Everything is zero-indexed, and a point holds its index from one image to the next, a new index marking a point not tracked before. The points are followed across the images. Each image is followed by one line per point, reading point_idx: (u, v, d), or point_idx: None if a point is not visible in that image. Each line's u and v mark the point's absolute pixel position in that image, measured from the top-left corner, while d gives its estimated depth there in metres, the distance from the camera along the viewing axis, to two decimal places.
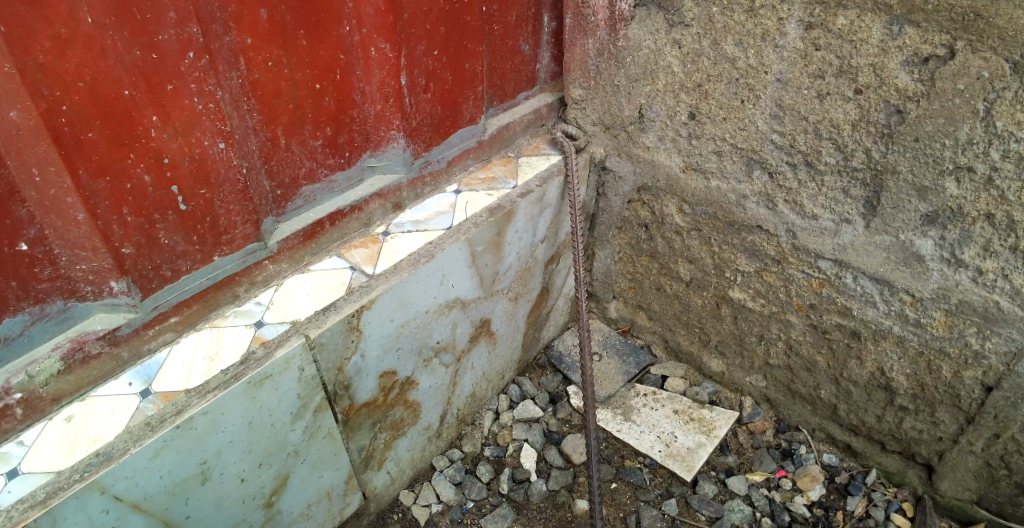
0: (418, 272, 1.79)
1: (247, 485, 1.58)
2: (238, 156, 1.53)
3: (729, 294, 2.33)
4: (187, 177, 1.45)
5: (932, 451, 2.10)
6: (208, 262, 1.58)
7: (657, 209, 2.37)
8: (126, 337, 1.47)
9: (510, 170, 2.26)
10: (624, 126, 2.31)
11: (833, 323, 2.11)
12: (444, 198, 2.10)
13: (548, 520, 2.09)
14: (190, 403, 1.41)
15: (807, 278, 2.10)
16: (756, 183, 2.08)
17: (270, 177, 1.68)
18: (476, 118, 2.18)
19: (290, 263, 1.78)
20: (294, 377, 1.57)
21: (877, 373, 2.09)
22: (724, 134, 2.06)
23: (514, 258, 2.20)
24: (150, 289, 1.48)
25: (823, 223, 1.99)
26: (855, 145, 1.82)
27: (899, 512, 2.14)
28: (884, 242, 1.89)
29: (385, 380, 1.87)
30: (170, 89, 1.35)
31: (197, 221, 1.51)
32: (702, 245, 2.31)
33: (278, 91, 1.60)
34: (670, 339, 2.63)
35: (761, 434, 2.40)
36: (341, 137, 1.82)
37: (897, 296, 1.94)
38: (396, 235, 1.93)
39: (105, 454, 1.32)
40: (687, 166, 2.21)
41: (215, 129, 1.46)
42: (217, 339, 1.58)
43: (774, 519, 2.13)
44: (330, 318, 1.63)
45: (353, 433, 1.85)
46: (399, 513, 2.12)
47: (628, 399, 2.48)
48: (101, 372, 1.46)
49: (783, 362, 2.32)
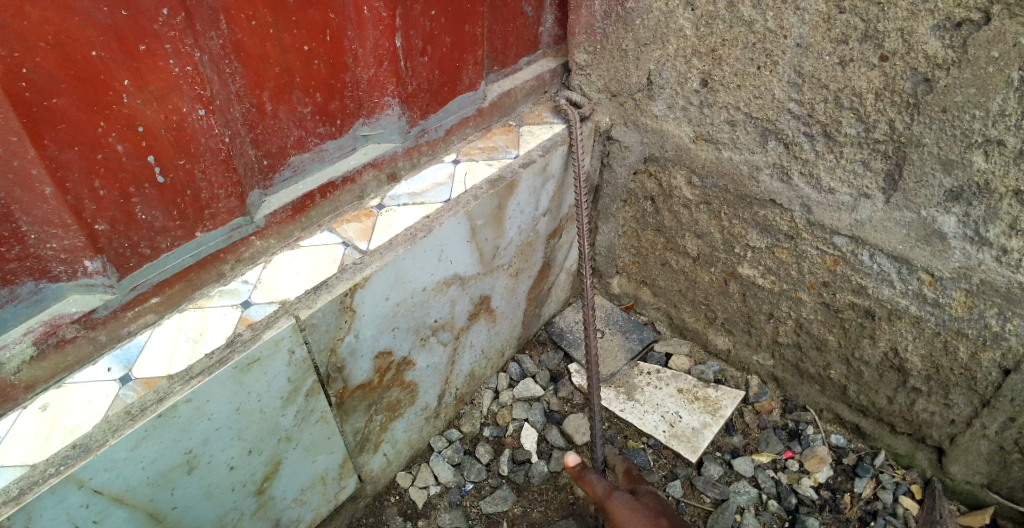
0: (414, 249, 1.69)
1: (237, 472, 1.50)
2: (220, 123, 1.41)
3: (738, 270, 2.24)
4: (164, 146, 1.33)
5: (944, 434, 2.05)
6: (190, 239, 1.46)
7: (665, 181, 2.26)
8: (104, 320, 1.37)
9: (511, 139, 2.14)
10: (631, 94, 2.18)
11: (846, 302, 2.03)
12: (442, 168, 1.99)
13: (549, 502, 2.04)
14: (172, 391, 1.32)
15: (822, 255, 2.01)
16: (771, 154, 1.97)
17: (255, 147, 1.56)
18: (475, 84, 2.05)
19: (278, 238, 1.67)
20: (283, 360, 1.48)
21: (890, 353, 2.03)
22: (739, 102, 1.95)
23: (515, 232, 2.09)
24: (128, 268, 1.37)
25: (841, 197, 1.89)
26: (878, 115, 1.71)
27: (907, 495, 2.10)
28: (905, 218, 1.80)
29: (380, 361, 1.78)
30: (144, 49, 1.22)
31: (177, 194, 1.39)
32: (711, 219, 2.21)
33: (266, 53, 1.47)
34: (675, 316, 2.55)
35: (768, 414, 2.33)
36: (332, 104, 1.69)
37: (915, 275, 1.85)
38: (391, 208, 1.82)
39: (82, 445, 1.23)
40: (697, 136, 2.10)
41: (194, 94, 1.33)
42: (201, 320, 1.48)
43: (780, 501, 2.08)
44: (321, 297, 1.53)
45: (347, 417, 1.77)
46: (396, 495, 2.06)
47: (631, 378, 2.41)
48: (77, 357, 1.36)
49: (793, 341, 2.25)
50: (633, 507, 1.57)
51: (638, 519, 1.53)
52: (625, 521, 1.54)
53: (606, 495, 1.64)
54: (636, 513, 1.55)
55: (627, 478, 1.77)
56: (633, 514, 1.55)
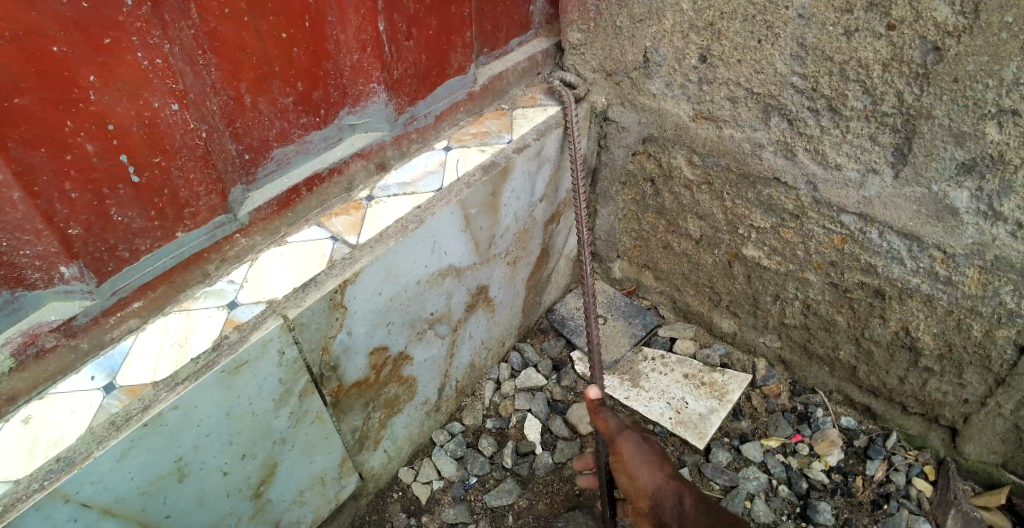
0: (406, 241, 1.63)
1: (231, 477, 1.46)
2: (196, 118, 1.35)
3: (742, 251, 2.18)
4: (137, 144, 1.26)
5: (957, 413, 2.00)
6: (171, 240, 1.41)
7: (664, 161, 2.18)
8: (85, 327, 1.32)
9: (504, 123, 2.07)
10: (627, 72, 2.10)
11: (855, 282, 1.97)
12: (433, 156, 1.92)
13: (554, 494, 2.00)
14: (157, 398, 1.27)
15: (828, 234, 1.95)
16: (774, 131, 1.90)
17: (235, 140, 1.49)
18: (465, 67, 1.98)
19: (264, 235, 1.61)
20: (273, 361, 1.43)
21: (902, 333, 1.97)
22: (739, 78, 1.87)
23: (511, 219, 2.03)
24: (107, 273, 1.32)
25: (848, 173, 1.82)
26: (886, 87, 1.64)
27: (921, 477, 2.06)
28: (915, 194, 1.73)
29: (376, 357, 1.73)
30: (109, 43, 1.16)
31: (154, 193, 1.34)
32: (714, 200, 2.14)
33: (241, 42, 1.40)
34: (678, 299, 2.50)
35: (776, 397, 2.29)
36: (316, 93, 1.62)
37: (926, 253, 1.79)
38: (381, 199, 1.76)
39: (66, 459, 1.19)
40: (697, 115, 2.02)
41: (165, 89, 1.27)
42: (187, 323, 1.43)
43: (791, 487, 2.04)
44: (310, 295, 1.47)
45: (344, 415, 1.73)
46: (399, 491, 2.03)
47: (635, 364, 2.35)
48: (59, 367, 1.31)
49: (800, 322, 2.19)
50: (642, 450, 1.42)
51: (647, 465, 1.38)
52: (634, 464, 1.40)
53: (617, 432, 1.50)
54: (647, 457, 1.40)
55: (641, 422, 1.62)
56: (643, 457, 1.40)
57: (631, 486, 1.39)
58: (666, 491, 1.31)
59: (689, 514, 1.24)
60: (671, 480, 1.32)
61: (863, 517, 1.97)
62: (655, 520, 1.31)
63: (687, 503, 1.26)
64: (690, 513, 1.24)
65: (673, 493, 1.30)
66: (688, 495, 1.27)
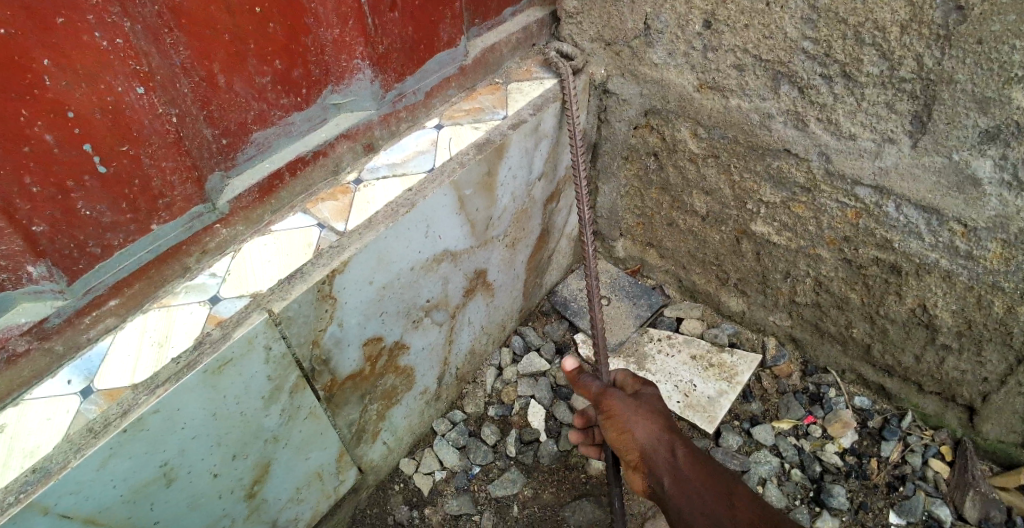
0: (398, 226, 1.54)
1: (222, 479, 1.40)
2: (164, 101, 1.26)
3: (750, 227, 2.09)
4: (102, 132, 1.18)
5: (975, 392, 1.94)
6: (145, 233, 1.33)
7: (668, 134, 2.08)
8: (58, 329, 1.25)
9: (498, 98, 1.97)
10: (628, 41, 1.99)
11: (870, 257, 1.89)
12: (424, 135, 1.83)
13: (560, 483, 1.95)
14: (137, 402, 1.20)
15: (842, 208, 1.86)
16: (784, 100, 1.79)
17: (211, 125, 1.40)
18: (455, 40, 1.87)
19: (247, 224, 1.52)
20: (260, 358, 1.35)
21: (918, 310, 1.89)
22: (747, 44, 1.76)
23: (509, 200, 1.94)
24: (78, 271, 1.24)
25: (862, 143, 1.72)
26: (904, 51, 1.54)
27: (937, 458, 2.00)
28: (935, 164, 1.63)
29: (370, 348, 1.66)
30: (62, 23, 1.06)
31: (124, 185, 1.25)
32: (720, 174, 2.05)
33: (210, 19, 1.30)
34: (684, 278, 2.42)
35: (787, 378, 2.22)
36: (295, 71, 1.52)
37: (946, 226, 1.70)
38: (370, 182, 1.67)
39: (42, 469, 1.12)
40: (702, 85, 1.91)
41: (128, 71, 1.17)
42: (167, 320, 1.35)
43: (804, 471, 1.98)
44: (296, 287, 1.39)
45: (340, 409, 1.66)
46: (400, 483, 1.98)
47: (641, 345, 2.28)
48: (33, 371, 1.24)
49: (811, 300, 2.11)
50: (634, 405, 1.38)
51: (641, 418, 1.35)
52: (626, 417, 1.37)
53: (606, 394, 1.46)
54: (639, 411, 1.37)
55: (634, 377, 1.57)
56: (636, 411, 1.37)
57: (621, 439, 1.36)
58: (659, 443, 1.29)
59: (683, 466, 1.23)
60: (665, 432, 1.30)
61: (878, 500, 1.92)
62: (645, 470, 1.29)
63: (681, 456, 1.25)
64: (685, 465, 1.23)
65: (666, 445, 1.28)
66: (683, 447, 1.26)
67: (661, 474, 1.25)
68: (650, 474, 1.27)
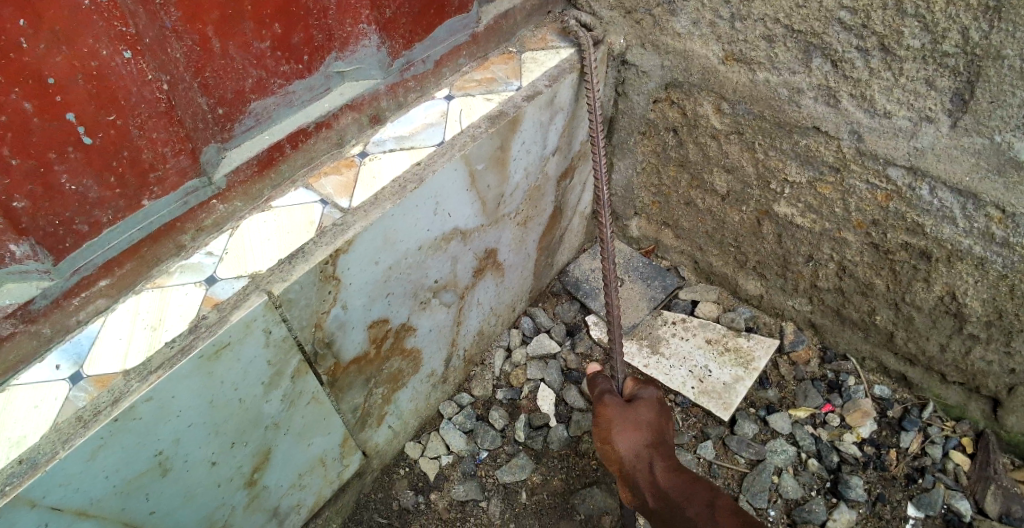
0: (405, 203, 1.45)
1: (220, 467, 1.33)
2: (154, 67, 1.16)
3: (773, 209, 2.00)
4: (85, 100, 1.08)
5: (1001, 384, 1.88)
6: (135, 209, 1.25)
7: (689, 108, 1.97)
8: (45, 311, 1.18)
9: (512, 68, 1.86)
10: (649, 9, 1.88)
11: (899, 243, 1.80)
12: (434, 106, 1.73)
13: (570, 469, 1.89)
14: (129, 390, 1.12)
15: (872, 191, 1.76)
16: (815, 74, 1.68)
17: (206, 93, 1.30)
18: (466, 5, 1.76)
19: (245, 200, 1.44)
20: (259, 342, 1.27)
21: (946, 298, 1.81)
22: (778, 13, 1.65)
23: (522, 176, 1.85)
24: (64, 249, 1.17)
25: (898, 122, 1.62)
26: (949, 23, 1.43)
27: (957, 450, 1.95)
28: (974, 145, 1.54)
29: (376, 331, 1.59)
30: None
31: (110, 158, 1.16)
32: (744, 151, 1.95)
33: None
34: (700, 259, 2.33)
35: (805, 364, 2.15)
36: (296, 36, 1.41)
37: (982, 211, 1.61)
38: (377, 155, 1.58)
39: (29, 460, 1.06)
40: (727, 56, 1.80)
41: (113, 33, 1.08)
42: (161, 302, 1.28)
43: (821, 461, 1.93)
44: (298, 268, 1.31)
45: (344, 393, 1.59)
46: (405, 467, 1.93)
47: (654, 328, 2.21)
48: (19, 355, 1.18)
49: (833, 285, 2.03)
50: (624, 417, 1.48)
51: (628, 429, 1.44)
52: (613, 428, 1.46)
53: (602, 403, 1.54)
54: (627, 422, 1.45)
55: (633, 380, 1.63)
56: (624, 423, 1.46)
57: (606, 448, 1.45)
58: (640, 458, 1.37)
59: (661, 481, 1.30)
60: (648, 448, 1.38)
61: (897, 492, 1.87)
62: (628, 483, 1.38)
63: (661, 471, 1.32)
64: (663, 480, 1.29)
65: (647, 460, 1.36)
66: (663, 461, 1.34)
67: (642, 487, 1.32)
68: (633, 486, 1.35)
